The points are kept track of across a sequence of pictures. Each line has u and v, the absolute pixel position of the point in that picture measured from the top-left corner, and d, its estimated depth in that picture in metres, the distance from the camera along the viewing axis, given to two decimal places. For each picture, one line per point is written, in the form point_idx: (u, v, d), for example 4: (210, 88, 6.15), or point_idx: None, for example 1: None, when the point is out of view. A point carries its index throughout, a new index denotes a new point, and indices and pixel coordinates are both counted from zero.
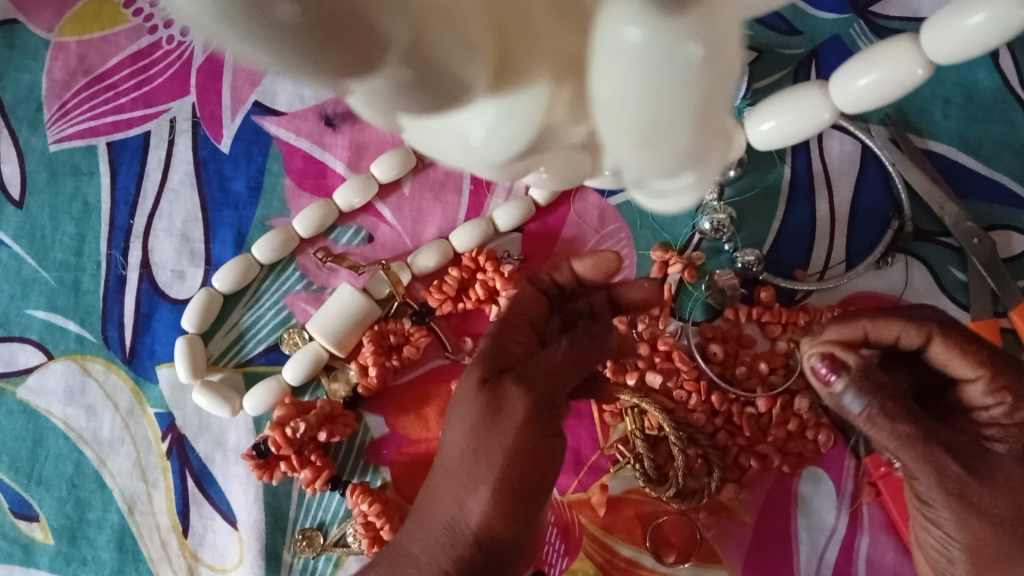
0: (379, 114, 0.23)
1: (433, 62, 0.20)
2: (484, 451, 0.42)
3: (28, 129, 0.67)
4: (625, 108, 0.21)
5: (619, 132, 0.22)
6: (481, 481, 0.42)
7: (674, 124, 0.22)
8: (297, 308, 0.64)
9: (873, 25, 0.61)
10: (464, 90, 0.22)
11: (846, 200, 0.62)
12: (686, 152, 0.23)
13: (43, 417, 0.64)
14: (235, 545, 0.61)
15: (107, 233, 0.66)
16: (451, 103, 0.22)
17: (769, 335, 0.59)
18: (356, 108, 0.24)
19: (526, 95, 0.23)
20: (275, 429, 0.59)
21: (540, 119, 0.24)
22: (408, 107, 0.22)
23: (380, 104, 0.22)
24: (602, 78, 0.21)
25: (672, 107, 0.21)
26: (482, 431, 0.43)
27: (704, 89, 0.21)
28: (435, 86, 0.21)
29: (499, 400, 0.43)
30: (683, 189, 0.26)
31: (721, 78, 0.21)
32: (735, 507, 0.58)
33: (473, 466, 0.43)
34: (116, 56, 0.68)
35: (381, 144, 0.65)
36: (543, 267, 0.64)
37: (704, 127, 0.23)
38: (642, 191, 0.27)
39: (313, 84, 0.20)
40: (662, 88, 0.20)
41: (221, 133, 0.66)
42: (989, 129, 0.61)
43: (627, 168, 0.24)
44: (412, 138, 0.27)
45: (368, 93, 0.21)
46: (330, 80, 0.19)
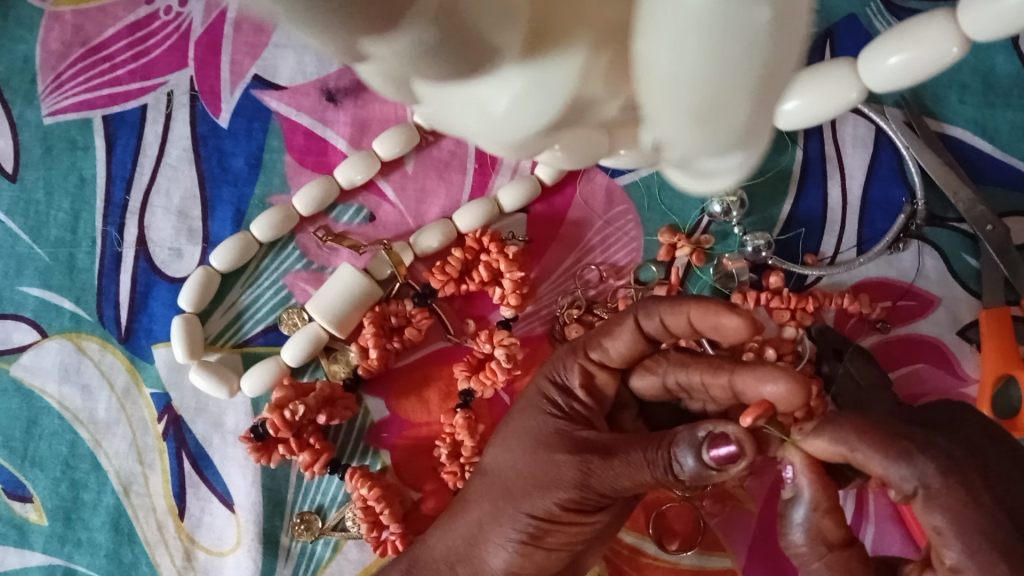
0: (396, 82, 0.22)
1: (466, 25, 0.19)
2: (518, 482, 0.48)
3: (23, 101, 0.66)
4: (680, 77, 0.20)
5: (671, 103, 0.21)
6: (505, 509, 0.48)
7: (732, 96, 0.21)
8: (297, 288, 0.63)
9: (890, 4, 0.60)
10: (496, 54, 0.20)
11: (859, 184, 0.60)
12: (739, 127, 0.22)
13: (37, 396, 0.63)
14: (233, 528, 0.60)
15: (103, 209, 0.65)
16: (482, 69, 0.21)
17: (777, 320, 0.57)
18: (372, 77, 0.23)
19: (561, 61, 0.22)
20: (274, 411, 0.57)
21: (574, 89, 0.22)
22: (432, 74, 0.20)
23: (400, 71, 0.20)
24: (654, 44, 0.20)
25: (731, 76, 0.20)
26: (524, 463, 0.48)
27: (767, 58, 0.20)
28: (469, 50, 0.20)
29: (545, 437, 0.48)
30: (728, 171, 0.25)
31: (784, 49, 0.21)
32: (742, 496, 0.56)
33: (505, 490, 0.48)
34: (113, 28, 0.66)
35: (384, 122, 0.64)
36: (548, 249, 0.62)
37: (759, 100, 0.22)
38: (680, 170, 0.26)
39: (329, 46, 0.19)
40: (716, 52, 0.19)
41: (220, 108, 0.65)
42: (1007, 114, 0.60)
43: (670, 144, 0.23)
44: (432, 112, 0.26)
45: (392, 58, 0.19)
46: (344, 41, 0.18)
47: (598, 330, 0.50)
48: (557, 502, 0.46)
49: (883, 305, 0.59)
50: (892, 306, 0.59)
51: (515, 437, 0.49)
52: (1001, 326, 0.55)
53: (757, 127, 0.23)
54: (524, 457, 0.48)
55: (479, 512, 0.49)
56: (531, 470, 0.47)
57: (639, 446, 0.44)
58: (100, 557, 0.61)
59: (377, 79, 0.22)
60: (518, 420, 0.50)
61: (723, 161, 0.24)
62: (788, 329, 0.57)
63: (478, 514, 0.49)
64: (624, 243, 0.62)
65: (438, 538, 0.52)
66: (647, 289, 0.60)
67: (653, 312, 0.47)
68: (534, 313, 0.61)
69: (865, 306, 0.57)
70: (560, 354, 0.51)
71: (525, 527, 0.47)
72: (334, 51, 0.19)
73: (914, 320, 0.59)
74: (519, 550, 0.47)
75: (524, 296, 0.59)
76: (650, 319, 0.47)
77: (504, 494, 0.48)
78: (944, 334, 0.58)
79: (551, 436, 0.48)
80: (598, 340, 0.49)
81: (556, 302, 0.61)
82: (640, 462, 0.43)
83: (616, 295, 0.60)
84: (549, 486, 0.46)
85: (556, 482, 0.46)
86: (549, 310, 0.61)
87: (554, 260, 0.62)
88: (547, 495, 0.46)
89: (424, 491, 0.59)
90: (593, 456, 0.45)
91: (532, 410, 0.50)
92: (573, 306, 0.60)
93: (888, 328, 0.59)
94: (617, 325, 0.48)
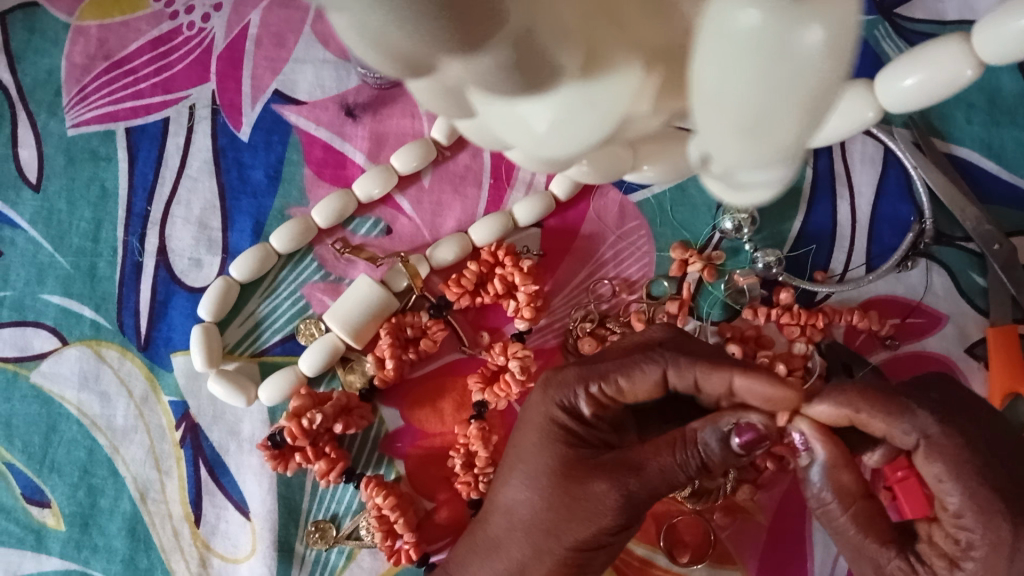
0: (455, 93, 0.23)
1: (538, 46, 0.20)
2: (552, 515, 0.47)
3: (47, 112, 0.67)
4: (732, 95, 0.21)
5: (721, 122, 0.21)
6: (549, 546, 0.47)
7: (782, 113, 0.21)
8: (314, 298, 0.64)
9: (899, 27, 0.61)
10: (555, 73, 0.22)
11: (867, 202, 0.61)
12: (787, 145, 0.22)
13: (56, 403, 0.64)
14: (248, 535, 0.61)
15: (124, 219, 0.66)
16: (539, 88, 0.22)
17: (788, 335, 0.58)
18: (431, 92, 0.24)
19: (612, 81, 0.23)
20: (291, 420, 0.58)
21: (623, 108, 0.23)
22: (492, 87, 0.22)
23: (463, 83, 0.22)
24: (710, 63, 0.21)
25: (784, 97, 0.21)
26: (555, 496, 0.47)
27: (816, 82, 0.21)
28: (535, 69, 0.21)
29: (569, 466, 0.46)
30: (767, 186, 0.25)
31: (836, 71, 0.21)
32: (750, 508, 0.58)
33: (544, 528, 0.47)
34: (137, 42, 0.67)
35: (401, 136, 0.65)
36: (562, 263, 0.63)
37: (807, 120, 0.22)
38: (720, 183, 0.26)
39: (402, 62, 0.20)
40: (768, 76, 0.20)
41: (240, 121, 0.66)
42: (1013, 134, 0.61)
43: (716, 159, 0.23)
44: (480, 124, 0.26)
45: (460, 74, 0.21)
46: (420, 57, 0.19)
47: (621, 364, 0.47)
48: (601, 529, 0.46)
49: (892, 322, 0.60)
50: (900, 322, 0.59)
51: (541, 473, 0.47)
52: (1008, 342, 0.56)
53: (802, 145, 0.23)
54: (554, 493, 0.47)
55: (519, 542, 0.48)
56: (565, 502, 0.46)
57: (664, 451, 0.44)
58: (117, 563, 0.62)
59: (432, 92, 0.24)
60: (535, 449, 0.48)
61: (763, 177, 0.24)
62: (797, 345, 0.58)
63: (517, 546, 0.48)
64: (637, 258, 0.63)
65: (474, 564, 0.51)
66: (658, 304, 0.61)
67: (687, 372, 0.45)
68: (547, 325, 0.62)
69: (874, 323, 0.58)
70: (564, 378, 0.49)
71: (571, 555, 0.47)
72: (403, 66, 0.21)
73: (923, 336, 0.59)
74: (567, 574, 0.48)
75: (537, 309, 0.60)
76: (680, 375, 0.46)
77: (542, 527, 0.47)
78: (952, 349, 0.59)
79: (574, 465, 0.46)
80: (618, 377, 0.47)
81: (569, 315, 0.62)
82: (672, 467, 0.44)
83: (628, 309, 0.61)
84: (592, 516, 0.46)
85: (598, 513, 0.46)
86: (563, 323, 0.62)
87: (568, 274, 0.63)
88: (592, 525, 0.46)
89: (438, 500, 0.60)
90: (630, 478, 0.45)
91: (546, 440, 0.48)
92: (585, 320, 0.61)
93: (896, 344, 0.59)
94: (643, 372, 0.46)
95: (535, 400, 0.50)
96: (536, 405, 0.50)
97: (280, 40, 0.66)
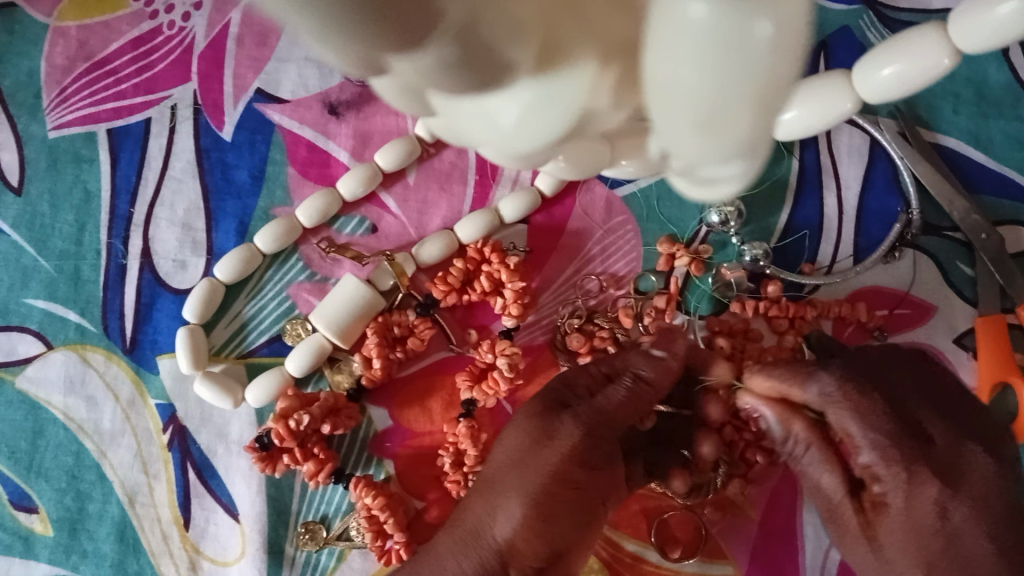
0: (411, 91, 0.23)
1: (489, 46, 0.20)
2: (523, 444, 0.49)
3: (28, 115, 0.66)
4: (684, 89, 0.20)
5: (675, 115, 0.21)
6: (515, 486, 0.48)
7: (738, 106, 0.21)
8: (301, 298, 0.63)
9: (883, 17, 0.61)
10: (509, 69, 0.21)
11: (854, 193, 0.61)
12: (745, 136, 0.22)
13: (42, 408, 0.63)
14: (237, 538, 0.60)
15: (107, 222, 0.65)
16: (492, 84, 0.22)
17: (775, 329, 0.58)
18: (389, 91, 0.24)
19: (572, 74, 0.23)
20: (279, 421, 0.58)
21: (583, 101, 0.24)
22: (443, 83, 0.21)
23: (416, 82, 0.21)
24: (662, 59, 0.20)
25: (737, 90, 0.20)
26: (513, 430, 0.50)
27: (770, 75, 0.20)
28: (484, 64, 0.21)
29: (547, 397, 0.50)
30: (732, 178, 0.25)
31: (790, 64, 0.21)
32: (742, 503, 0.57)
33: (512, 462, 0.49)
34: (117, 42, 0.67)
35: (386, 134, 0.65)
36: (549, 259, 0.63)
37: (765, 111, 0.21)
38: (684, 177, 0.26)
39: (353, 64, 0.20)
40: (717, 68, 0.20)
41: (223, 121, 0.65)
42: (1000, 124, 0.60)
43: (676, 154, 0.23)
44: (442, 121, 0.26)
45: (412, 73, 0.21)
46: (366, 57, 0.19)
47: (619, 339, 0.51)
48: (565, 464, 0.47)
49: (881, 313, 0.60)
50: (889, 314, 0.59)
51: (521, 410, 0.50)
52: (997, 334, 0.56)
53: (762, 137, 0.23)
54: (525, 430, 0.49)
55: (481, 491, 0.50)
56: (527, 440, 0.49)
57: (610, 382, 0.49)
58: (106, 568, 0.61)
59: (390, 91, 0.23)
60: None
61: (726, 170, 0.24)
62: (786, 338, 0.58)
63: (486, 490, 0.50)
64: (624, 253, 0.62)
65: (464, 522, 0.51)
66: (646, 299, 0.60)
67: (662, 334, 0.49)
68: (535, 322, 0.62)
69: (861, 315, 0.58)
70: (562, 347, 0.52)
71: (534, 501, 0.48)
72: (355, 68, 0.21)
73: (912, 328, 0.59)
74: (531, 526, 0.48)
75: (525, 306, 0.60)
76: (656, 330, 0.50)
77: (517, 461, 0.49)
78: (941, 341, 0.59)
79: (542, 402, 0.50)
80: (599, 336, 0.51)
81: (557, 311, 0.62)
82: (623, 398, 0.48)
83: (617, 305, 0.61)
84: (552, 450, 0.48)
85: (558, 446, 0.48)
86: (551, 319, 0.62)
87: (555, 270, 0.63)
88: (556, 454, 0.48)
89: (428, 500, 0.60)
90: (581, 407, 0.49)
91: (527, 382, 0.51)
92: (573, 316, 0.60)
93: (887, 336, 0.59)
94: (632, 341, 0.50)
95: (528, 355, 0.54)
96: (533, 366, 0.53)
97: (262, 38, 0.66)
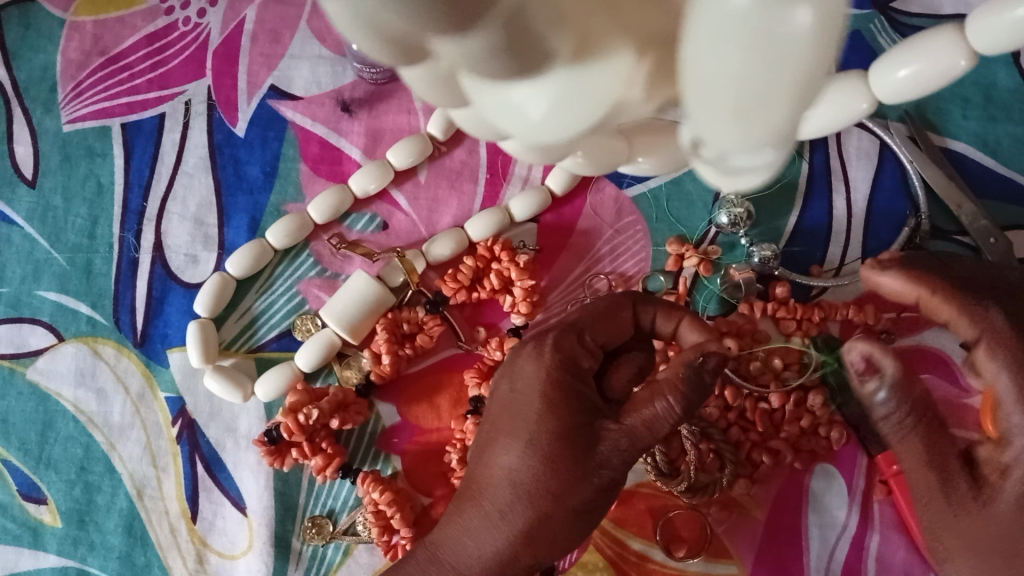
0: (447, 77, 0.23)
1: (534, 33, 0.21)
2: (548, 477, 0.44)
3: (42, 109, 0.67)
4: (722, 77, 0.21)
5: (712, 104, 0.21)
6: (547, 511, 0.45)
7: (774, 95, 0.21)
8: (310, 294, 0.64)
9: (894, 21, 0.61)
10: (548, 57, 0.22)
11: (863, 196, 0.61)
12: (778, 126, 0.22)
13: (52, 400, 0.64)
14: (244, 532, 0.61)
15: (120, 215, 0.66)
16: (530, 72, 0.22)
17: (784, 330, 0.58)
18: (423, 79, 0.24)
19: (607, 64, 0.23)
20: (288, 415, 0.58)
21: (615, 92, 0.24)
22: (483, 70, 0.22)
23: (455, 67, 0.22)
24: (701, 47, 0.21)
25: (774, 79, 0.20)
26: (540, 458, 0.44)
27: (806, 64, 0.21)
28: (524, 51, 0.21)
29: (571, 431, 0.44)
30: (759, 169, 0.25)
31: (825, 54, 0.21)
32: (747, 503, 0.58)
33: (543, 490, 0.45)
34: (133, 38, 0.67)
35: (397, 132, 0.65)
36: (558, 258, 0.63)
37: (799, 100, 0.22)
38: (712, 168, 0.26)
39: (395, 49, 0.21)
40: (756, 57, 0.20)
41: (236, 117, 0.66)
42: (1009, 129, 0.61)
43: (709, 143, 0.23)
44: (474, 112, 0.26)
45: (453, 58, 0.21)
46: (414, 37, 0.20)
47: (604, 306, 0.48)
48: (599, 486, 0.45)
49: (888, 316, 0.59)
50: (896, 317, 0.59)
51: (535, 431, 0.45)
52: None
53: (793, 128, 0.23)
54: (555, 459, 0.44)
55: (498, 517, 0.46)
56: (561, 467, 0.44)
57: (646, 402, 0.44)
58: (113, 560, 0.62)
59: (425, 79, 0.24)
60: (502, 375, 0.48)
61: (756, 160, 0.24)
62: (794, 339, 0.58)
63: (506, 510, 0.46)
64: (633, 253, 0.62)
65: (477, 538, 0.47)
66: (655, 299, 0.61)
67: (650, 306, 0.48)
68: (544, 320, 0.62)
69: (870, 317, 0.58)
70: (564, 345, 0.46)
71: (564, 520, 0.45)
72: (396, 53, 0.21)
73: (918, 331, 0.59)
74: (556, 541, 0.46)
75: (534, 304, 0.60)
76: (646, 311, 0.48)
77: (543, 488, 0.45)
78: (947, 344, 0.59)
79: (573, 429, 0.44)
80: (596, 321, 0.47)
81: (565, 310, 0.62)
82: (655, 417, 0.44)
83: None
84: (595, 476, 0.44)
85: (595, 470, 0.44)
86: (559, 318, 0.62)
87: (564, 269, 0.63)
88: (592, 487, 0.45)
89: (434, 496, 0.60)
90: (615, 431, 0.44)
91: (552, 404, 0.45)
92: None
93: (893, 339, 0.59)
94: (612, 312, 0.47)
95: (532, 367, 0.46)
96: (532, 374, 0.46)
97: (276, 36, 0.66)
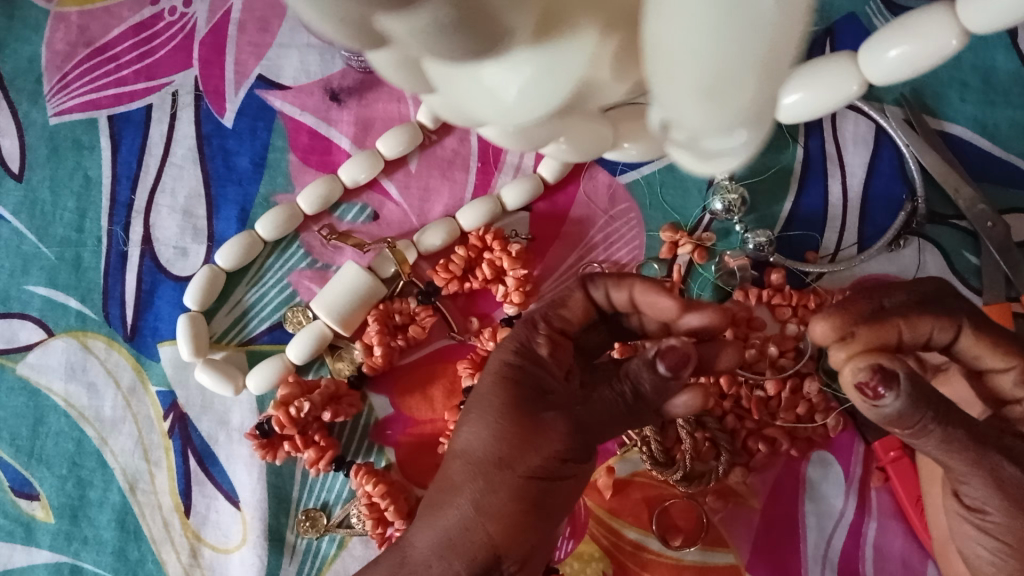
0: (410, 58, 0.22)
1: (485, 9, 0.20)
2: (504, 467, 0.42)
3: (28, 101, 0.66)
4: (685, 55, 0.20)
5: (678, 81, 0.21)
6: (499, 480, 0.41)
7: (740, 72, 0.20)
8: (302, 286, 0.63)
9: (890, 3, 0.60)
10: (509, 36, 0.21)
11: (859, 181, 0.61)
12: (749, 103, 0.21)
13: (43, 394, 0.63)
14: (238, 526, 0.60)
15: (108, 208, 0.65)
16: (492, 52, 0.21)
17: (779, 317, 0.58)
18: (389, 62, 0.24)
19: (571, 44, 0.22)
20: (279, 408, 0.58)
21: (581, 72, 0.23)
22: (442, 52, 0.21)
23: (415, 48, 0.21)
24: (664, 24, 0.20)
25: (738, 56, 0.20)
26: (490, 429, 0.42)
27: (773, 39, 0.20)
28: (483, 30, 0.20)
29: (520, 400, 0.42)
30: (736, 152, 0.24)
31: (793, 28, 0.20)
32: (743, 491, 0.57)
33: (495, 460, 0.42)
34: (118, 28, 0.66)
35: (388, 121, 0.64)
36: (551, 247, 0.62)
37: (768, 77, 0.21)
38: (686, 152, 0.25)
39: (350, 30, 0.20)
40: (719, 31, 0.19)
41: (224, 107, 0.65)
42: (1007, 112, 0.60)
43: (678, 125, 0.22)
44: (444, 97, 0.26)
45: (409, 39, 0.20)
46: (362, 17, 0.19)
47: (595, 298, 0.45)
48: (551, 454, 0.41)
49: None
50: None
51: (491, 408, 0.43)
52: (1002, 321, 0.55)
53: (768, 106, 0.22)
54: (505, 426, 0.42)
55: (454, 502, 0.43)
56: (512, 435, 0.42)
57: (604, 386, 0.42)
58: (107, 554, 0.61)
59: (390, 62, 0.23)
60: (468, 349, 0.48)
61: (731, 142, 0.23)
62: (790, 326, 0.57)
63: (471, 494, 0.42)
64: (627, 240, 0.62)
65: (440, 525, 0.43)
66: None
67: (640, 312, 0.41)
68: None
69: None
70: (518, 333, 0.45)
71: (522, 492, 0.41)
72: (353, 35, 0.21)
73: None
74: (516, 521, 0.41)
75: (527, 294, 0.60)
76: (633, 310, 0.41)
77: (494, 461, 0.42)
78: None
79: (521, 397, 0.42)
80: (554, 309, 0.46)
81: (559, 299, 0.61)
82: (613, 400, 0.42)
83: None
84: (544, 442, 0.41)
85: (542, 433, 0.41)
86: None
87: (558, 258, 0.62)
88: (542, 453, 0.41)
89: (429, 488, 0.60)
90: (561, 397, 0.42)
91: (503, 380, 0.43)
92: None
93: None
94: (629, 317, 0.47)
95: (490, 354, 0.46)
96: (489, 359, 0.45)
97: (264, 25, 0.66)
